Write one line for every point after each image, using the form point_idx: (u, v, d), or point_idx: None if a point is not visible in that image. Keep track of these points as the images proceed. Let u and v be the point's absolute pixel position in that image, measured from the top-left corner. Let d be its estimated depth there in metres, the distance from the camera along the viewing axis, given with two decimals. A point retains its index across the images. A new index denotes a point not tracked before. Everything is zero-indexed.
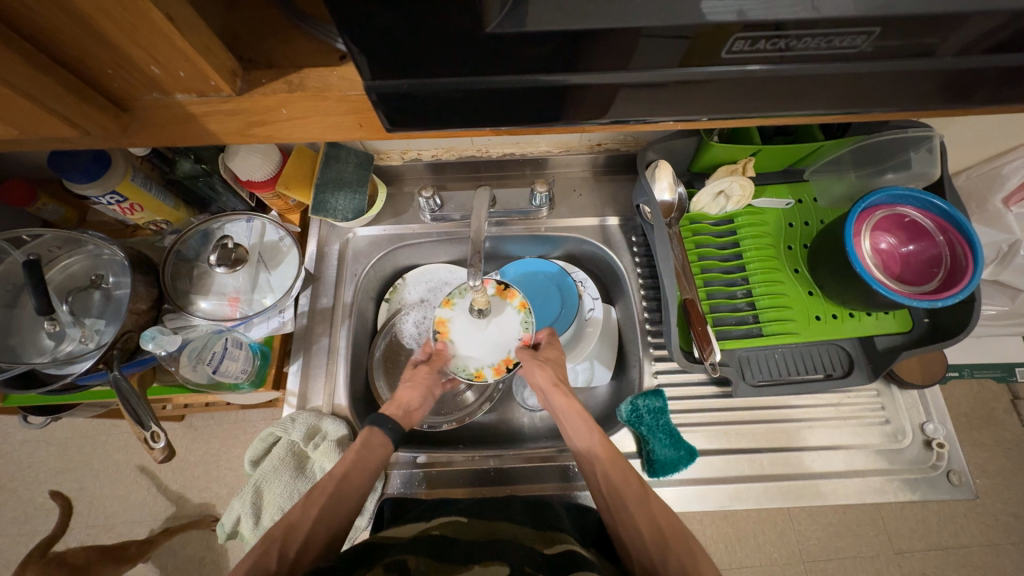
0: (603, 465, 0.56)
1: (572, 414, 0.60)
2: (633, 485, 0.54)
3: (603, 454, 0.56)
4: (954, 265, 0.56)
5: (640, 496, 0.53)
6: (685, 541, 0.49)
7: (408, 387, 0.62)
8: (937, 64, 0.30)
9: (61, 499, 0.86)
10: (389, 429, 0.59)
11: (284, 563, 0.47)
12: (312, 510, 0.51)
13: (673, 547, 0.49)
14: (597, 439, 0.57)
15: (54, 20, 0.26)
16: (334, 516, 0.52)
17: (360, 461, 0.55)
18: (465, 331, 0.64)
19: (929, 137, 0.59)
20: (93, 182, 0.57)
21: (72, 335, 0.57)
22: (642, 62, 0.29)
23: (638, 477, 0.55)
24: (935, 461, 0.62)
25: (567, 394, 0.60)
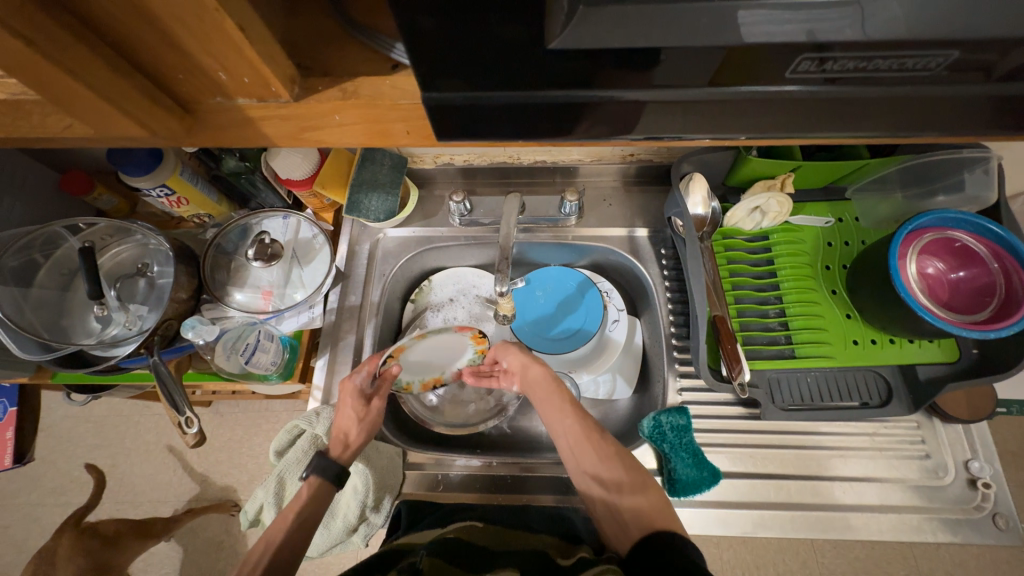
0: (565, 421, 0.56)
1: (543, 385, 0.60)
2: (595, 439, 0.54)
3: (569, 411, 0.57)
4: (1009, 294, 0.52)
5: (601, 445, 0.54)
6: (642, 481, 0.52)
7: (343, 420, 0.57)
8: (1007, 89, 0.28)
9: (95, 472, 0.90)
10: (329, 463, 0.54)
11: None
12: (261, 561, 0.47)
13: (631, 485, 0.51)
14: (562, 398, 0.58)
15: (136, 29, 0.28)
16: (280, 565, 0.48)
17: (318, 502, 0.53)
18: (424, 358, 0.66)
19: (986, 157, 0.56)
20: (147, 176, 0.60)
21: (118, 319, 0.60)
22: (691, 77, 0.28)
23: (600, 429, 0.56)
24: (979, 502, 0.58)
25: (545, 364, 0.62)
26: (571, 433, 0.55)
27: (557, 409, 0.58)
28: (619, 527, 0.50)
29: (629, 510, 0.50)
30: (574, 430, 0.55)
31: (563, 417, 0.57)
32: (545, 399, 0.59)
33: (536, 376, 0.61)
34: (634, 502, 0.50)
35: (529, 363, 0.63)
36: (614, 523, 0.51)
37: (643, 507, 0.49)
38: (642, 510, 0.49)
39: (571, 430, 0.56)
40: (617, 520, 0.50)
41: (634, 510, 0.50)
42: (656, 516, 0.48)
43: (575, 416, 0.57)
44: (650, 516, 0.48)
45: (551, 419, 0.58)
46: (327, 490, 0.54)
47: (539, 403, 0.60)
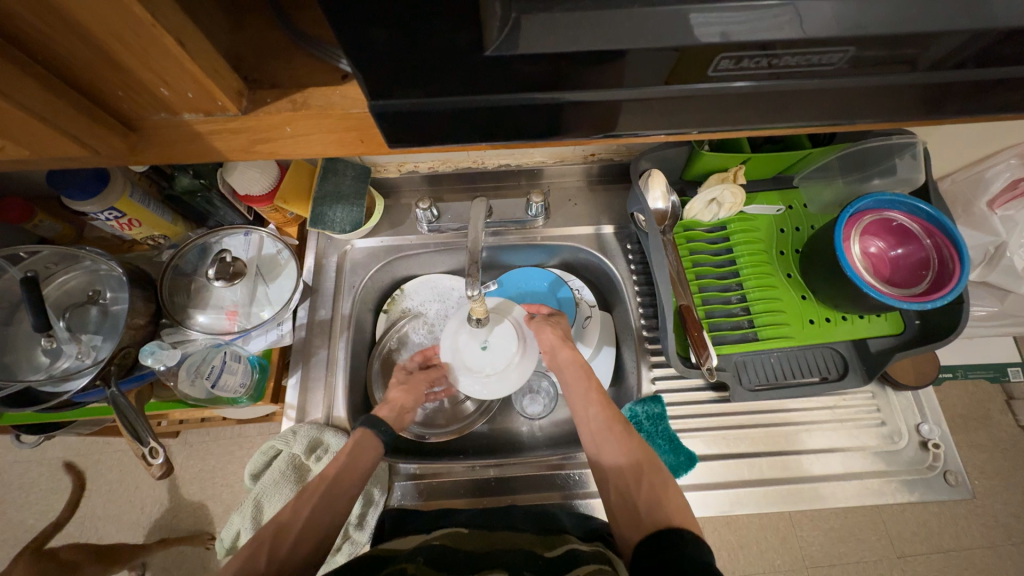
0: (594, 409, 0.59)
1: (573, 372, 0.63)
2: (615, 428, 0.56)
3: (596, 398, 0.60)
4: (942, 267, 0.57)
5: (624, 437, 0.56)
6: (659, 474, 0.52)
7: (404, 389, 0.67)
8: (918, 78, 0.31)
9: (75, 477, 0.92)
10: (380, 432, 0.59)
11: (273, 563, 0.45)
12: (304, 509, 0.50)
13: (648, 478, 0.52)
14: (592, 388, 0.61)
15: (68, 46, 0.27)
16: (317, 526, 0.50)
17: (350, 464, 0.55)
18: (465, 349, 0.62)
19: (913, 143, 0.61)
20: (93, 199, 0.57)
21: (68, 351, 0.56)
22: (632, 79, 0.30)
23: (624, 422, 0.57)
24: (931, 462, 0.63)
25: (573, 350, 0.65)
26: (596, 420, 0.58)
27: (584, 395, 0.61)
28: (632, 517, 0.50)
29: (646, 502, 0.49)
30: (597, 417, 0.58)
31: (591, 406, 0.59)
32: (575, 387, 0.62)
33: (564, 358, 0.64)
34: (650, 493, 0.50)
35: (560, 346, 0.65)
36: (626, 512, 0.51)
37: (662, 502, 0.49)
38: (659, 503, 0.49)
39: (596, 417, 0.58)
40: (630, 508, 0.50)
41: (650, 502, 0.49)
42: (672, 510, 0.48)
43: (598, 404, 0.59)
44: (665, 507, 0.48)
45: (577, 402, 0.61)
46: (373, 443, 0.58)
47: (568, 388, 0.63)
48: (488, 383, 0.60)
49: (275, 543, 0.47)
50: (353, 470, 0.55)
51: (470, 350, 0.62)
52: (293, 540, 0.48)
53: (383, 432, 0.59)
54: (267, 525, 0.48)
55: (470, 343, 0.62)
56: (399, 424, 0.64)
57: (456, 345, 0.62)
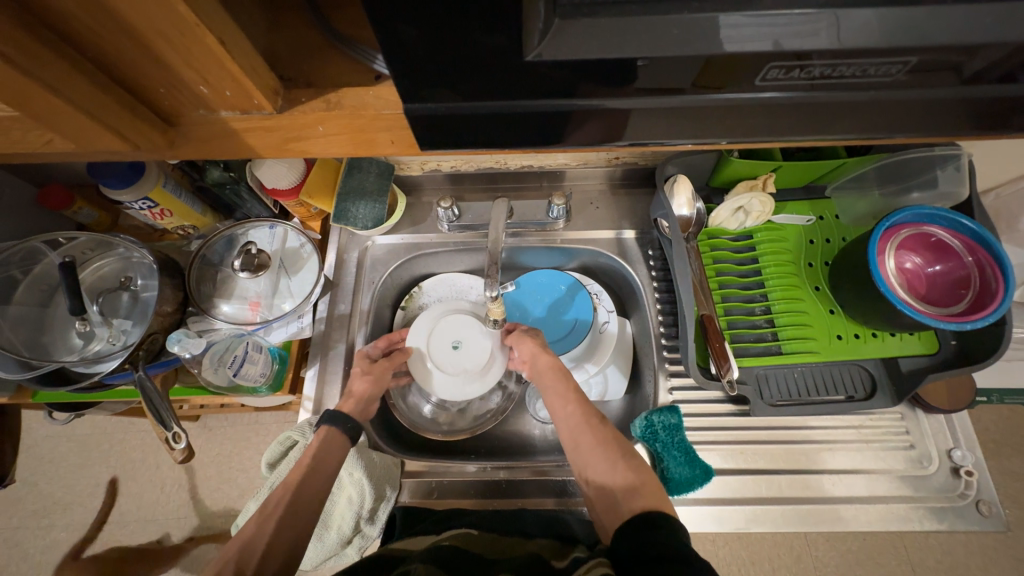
0: (565, 402, 0.58)
1: (546, 369, 0.61)
2: (592, 422, 0.56)
3: (567, 392, 0.58)
4: (984, 285, 0.54)
5: (600, 431, 0.55)
6: (637, 464, 0.52)
7: (364, 378, 0.62)
8: (976, 91, 0.29)
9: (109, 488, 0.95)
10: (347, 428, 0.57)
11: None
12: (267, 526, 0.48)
13: (624, 466, 0.51)
14: (562, 381, 0.59)
15: (116, 44, 0.27)
16: (290, 530, 0.49)
17: (318, 466, 0.53)
18: (435, 345, 0.64)
19: (957, 154, 0.58)
20: (128, 188, 0.59)
21: (101, 334, 0.59)
22: (669, 86, 0.29)
23: (600, 416, 0.57)
24: (963, 490, 0.60)
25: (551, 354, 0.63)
26: (572, 416, 0.56)
27: (555, 388, 0.59)
28: (612, 507, 0.50)
29: (623, 491, 0.50)
30: (574, 413, 0.56)
31: (563, 401, 0.58)
32: (546, 382, 0.60)
33: (544, 365, 0.61)
34: (628, 483, 0.50)
35: (533, 347, 0.63)
36: (607, 503, 0.51)
37: (639, 491, 0.49)
38: (635, 491, 0.49)
39: (569, 411, 0.57)
40: (611, 502, 0.50)
41: (626, 491, 0.49)
42: (652, 498, 0.48)
43: (574, 401, 0.58)
44: (641, 494, 0.48)
45: (552, 399, 0.59)
46: (339, 441, 0.57)
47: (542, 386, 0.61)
48: (454, 383, 0.61)
49: (241, 562, 0.46)
50: (322, 470, 0.54)
51: (440, 348, 0.63)
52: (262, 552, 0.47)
53: (349, 429, 0.58)
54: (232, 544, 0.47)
55: (441, 341, 0.64)
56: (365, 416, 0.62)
57: (428, 342, 0.64)
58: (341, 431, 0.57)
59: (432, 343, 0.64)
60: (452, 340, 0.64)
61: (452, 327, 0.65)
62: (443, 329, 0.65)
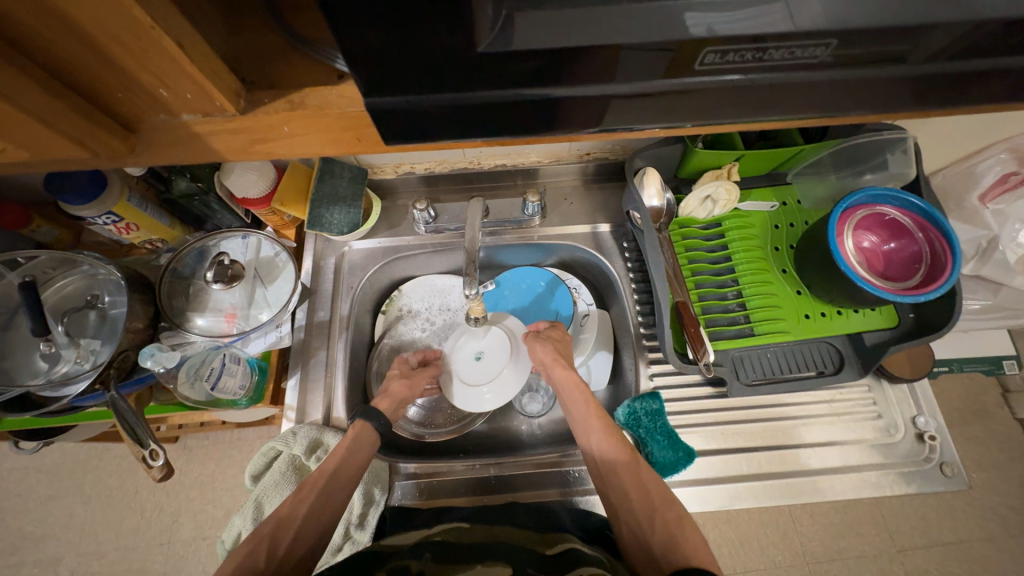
0: (597, 437, 0.56)
1: (573, 389, 0.60)
2: (623, 455, 0.54)
3: (598, 426, 0.57)
4: (934, 260, 0.58)
5: (631, 466, 0.54)
6: (675, 508, 0.50)
7: (404, 382, 0.64)
8: (911, 70, 0.31)
9: None
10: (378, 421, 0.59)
11: (273, 561, 0.45)
12: (302, 506, 0.50)
13: (661, 513, 0.50)
14: (592, 411, 0.58)
15: (69, 49, 0.27)
16: (321, 516, 0.51)
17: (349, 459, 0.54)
18: (460, 362, 0.65)
19: (902, 138, 0.62)
20: (90, 204, 0.57)
21: (67, 356, 0.57)
22: (627, 75, 0.30)
23: (631, 450, 0.55)
24: (927, 454, 0.63)
25: (567, 368, 0.62)
26: (601, 447, 0.56)
27: (586, 420, 0.58)
28: (647, 557, 0.48)
29: (660, 541, 0.47)
30: (604, 444, 0.56)
31: (594, 434, 0.57)
32: (575, 411, 0.59)
33: (565, 382, 0.61)
34: (665, 532, 0.48)
35: (552, 364, 0.62)
36: (641, 551, 0.49)
37: (679, 542, 0.47)
38: (673, 543, 0.47)
39: (601, 446, 0.56)
40: (646, 552, 0.48)
41: (666, 542, 0.47)
42: (691, 551, 0.46)
43: (602, 431, 0.57)
44: (682, 550, 0.46)
45: (582, 425, 0.58)
46: (370, 436, 0.58)
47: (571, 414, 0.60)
48: (503, 377, 0.62)
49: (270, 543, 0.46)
50: (352, 462, 0.55)
51: (467, 365, 0.65)
52: (293, 535, 0.48)
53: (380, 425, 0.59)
54: (265, 524, 0.47)
55: (464, 358, 0.65)
56: (394, 416, 0.63)
57: (454, 368, 0.65)
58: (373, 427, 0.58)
59: (457, 368, 0.65)
60: (473, 353, 0.65)
61: (465, 342, 0.66)
62: (458, 351, 0.66)
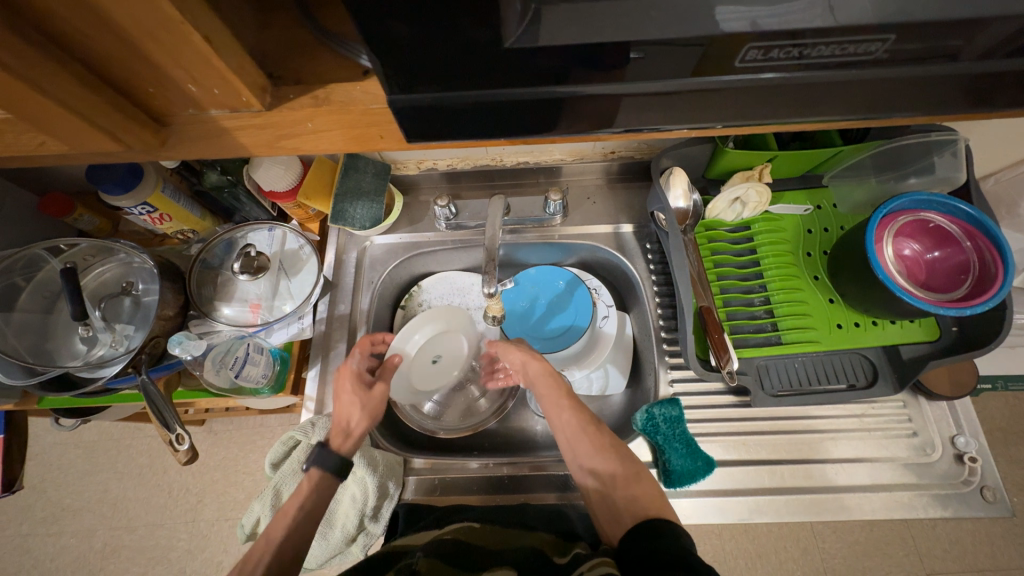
0: (565, 415, 0.57)
1: (541, 374, 0.60)
2: (592, 428, 0.55)
3: (567, 404, 0.57)
4: (983, 271, 0.54)
5: (599, 438, 0.55)
6: (634, 469, 0.53)
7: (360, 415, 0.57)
8: (969, 67, 0.29)
9: None
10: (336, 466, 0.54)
11: None
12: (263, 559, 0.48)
13: (623, 473, 0.52)
14: (554, 390, 0.58)
15: (103, 44, 0.28)
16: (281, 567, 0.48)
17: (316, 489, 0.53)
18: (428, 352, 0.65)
19: (953, 140, 0.58)
20: (128, 194, 0.59)
21: (104, 340, 0.60)
22: (656, 72, 0.29)
23: (598, 422, 0.56)
24: (967, 476, 0.60)
25: (543, 360, 0.62)
26: (570, 425, 0.56)
27: (551, 399, 0.58)
28: (611, 513, 0.51)
29: (623, 496, 0.51)
30: (572, 423, 0.56)
31: (557, 409, 0.57)
32: (545, 393, 0.59)
33: (535, 371, 0.61)
34: (628, 490, 0.51)
35: (529, 357, 0.62)
36: (607, 512, 0.51)
37: (639, 496, 0.50)
38: (636, 500, 0.50)
39: (569, 423, 0.56)
40: (609, 508, 0.51)
41: (628, 497, 0.50)
42: (650, 505, 0.49)
43: (571, 409, 0.57)
44: (644, 503, 0.49)
45: (550, 407, 0.58)
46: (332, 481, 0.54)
47: (539, 397, 0.59)
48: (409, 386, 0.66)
49: None
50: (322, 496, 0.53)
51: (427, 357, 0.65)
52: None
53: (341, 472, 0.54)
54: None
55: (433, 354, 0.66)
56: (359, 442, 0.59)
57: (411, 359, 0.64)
58: (331, 473, 0.54)
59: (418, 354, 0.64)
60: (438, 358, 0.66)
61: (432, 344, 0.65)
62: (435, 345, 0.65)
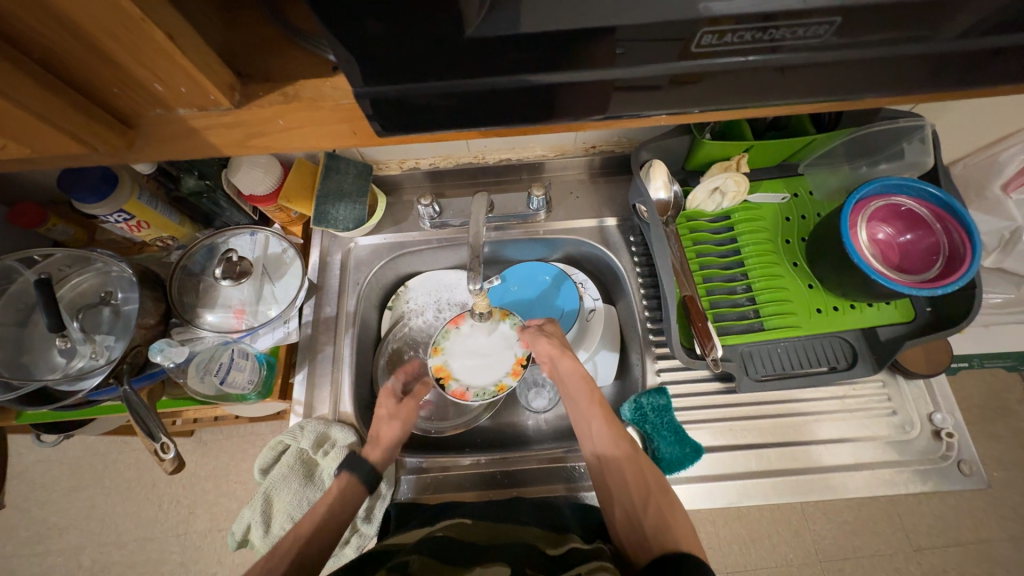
0: (598, 425, 0.59)
1: (576, 376, 0.62)
2: (624, 442, 0.57)
3: (600, 415, 0.59)
4: (953, 252, 0.56)
5: (632, 455, 0.57)
6: (668, 496, 0.54)
7: (390, 423, 0.62)
8: (926, 49, 0.30)
9: None
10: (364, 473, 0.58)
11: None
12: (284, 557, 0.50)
13: (655, 498, 0.53)
14: (594, 400, 0.60)
15: (63, 45, 0.27)
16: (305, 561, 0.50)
17: (342, 500, 0.56)
18: (479, 362, 0.66)
19: (920, 126, 0.60)
20: (102, 202, 0.58)
21: (83, 351, 0.58)
22: (624, 61, 0.30)
23: (631, 439, 0.58)
24: (944, 451, 0.61)
25: (574, 358, 0.63)
26: (602, 436, 0.58)
27: (588, 410, 0.60)
28: (638, 539, 0.51)
29: (653, 524, 0.51)
30: (603, 433, 0.58)
31: (595, 420, 0.59)
32: (578, 397, 0.61)
33: (571, 372, 0.63)
34: (658, 516, 0.52)
35: (559, 355, 0.63)
36: (631, 534, 0.52)
37: (668, 525, 0.51)
38: (664, 527, 0.51)
39: (603, 434, 0.58)
40: (637, 533, 0.51)
41: (656, 525, 0.51)
42: (680, 536, 0.50)
43: (604, 420, 0.59)
44: (673, 533, 0.50)
45: (583, 413, 0.61)
46: (357, 490, 0.57)
47: (571, 398, 0.62)
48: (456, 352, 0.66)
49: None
50: (341, 503, 0.56)
51: (474, 360, 0.66)
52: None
53: (368, 478, 0.58)
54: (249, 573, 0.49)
55: (477, 359, 0.66)
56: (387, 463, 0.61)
57: (468, 367, 0.65)
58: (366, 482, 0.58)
59: (470, 361, 0.66)
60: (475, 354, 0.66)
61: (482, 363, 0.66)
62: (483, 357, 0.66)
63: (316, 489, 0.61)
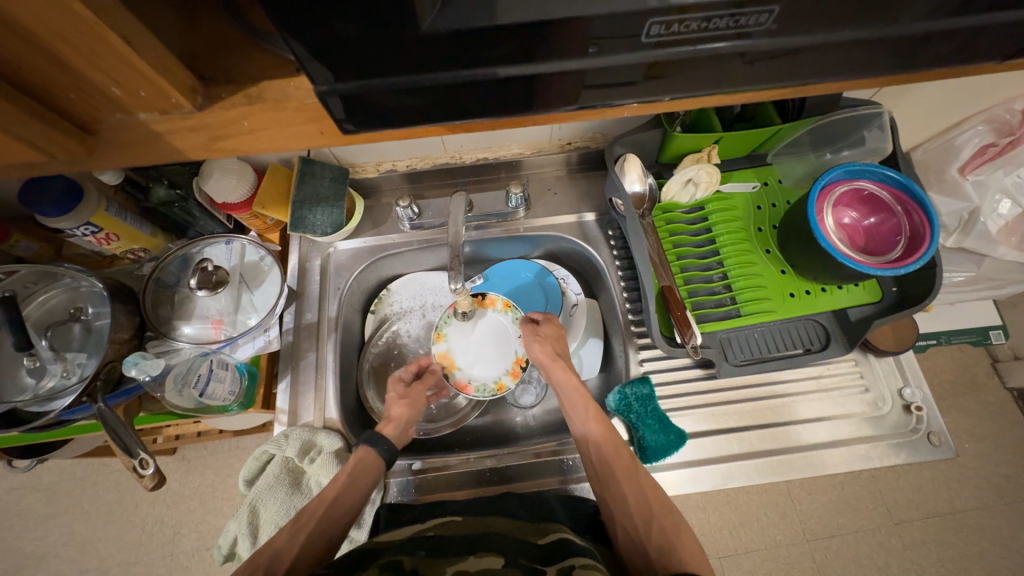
0: (596, 439, 0.58)
1: (570, 389, 0.62)
2: (624, 459, 0.56)
3: (597, 429, 0.59)
4: (914, 232, 0.58)
5: (631, 474, 0.55)
6: (671, 516, 0.52)
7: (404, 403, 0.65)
8: (877, 33, 0.31)
9: None
10: (383, 447, 0.59)
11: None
12: (297, 537, 0.51)
13: (657, 518, 0.52)
14: (591, 415, 0.60)
15: (14, 51, 0.27)
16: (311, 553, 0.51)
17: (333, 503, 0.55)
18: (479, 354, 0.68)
19: (879, 114, 0.63)
20: (66, 215, 0.56)
21: (54, 370, 0.56)
22: (587, 52, 0.30)
23: (631, 454, 0.57)
24: (914, 424, 0.64)
25: (566, 368, 0.63)
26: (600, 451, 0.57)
27: (586, 424, 0.60)
28: (642, 563, 0.50)
29: (657, 546, 0.50)
30: (600, 448, 0.58)
31: (594, 436, 0.59)
32: (574, 411, 0.61)
33: (566, 383, 0.63)
34: (662, 538, 0.50)
35: (552, 366, 0.63)
36: (635, 556, 0.51)
37: (673, 547, 0.49)
38: (669, 550, 0.49)
39: (601, 448, 0.58)
40: (642, 556, 0.50)
41: (661, 546, 0.50)
42: (685, 557, 0.48)
43: (601, 434, 0.59)
44: (677, 553, 0.48)
45: (579, 426, 0.60)
46: (374, 460, 0.59)
47: (570, 409, 0.62)
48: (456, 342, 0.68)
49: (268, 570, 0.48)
50: (354, 488, 0.56)
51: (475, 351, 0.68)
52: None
53: (384, 450, 0.59)
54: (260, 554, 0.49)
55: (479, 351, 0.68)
56: (403, 439, 0.64)
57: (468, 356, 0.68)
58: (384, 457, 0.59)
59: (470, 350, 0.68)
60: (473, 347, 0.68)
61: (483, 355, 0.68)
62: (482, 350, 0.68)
63: (304, 497, 0.61)
